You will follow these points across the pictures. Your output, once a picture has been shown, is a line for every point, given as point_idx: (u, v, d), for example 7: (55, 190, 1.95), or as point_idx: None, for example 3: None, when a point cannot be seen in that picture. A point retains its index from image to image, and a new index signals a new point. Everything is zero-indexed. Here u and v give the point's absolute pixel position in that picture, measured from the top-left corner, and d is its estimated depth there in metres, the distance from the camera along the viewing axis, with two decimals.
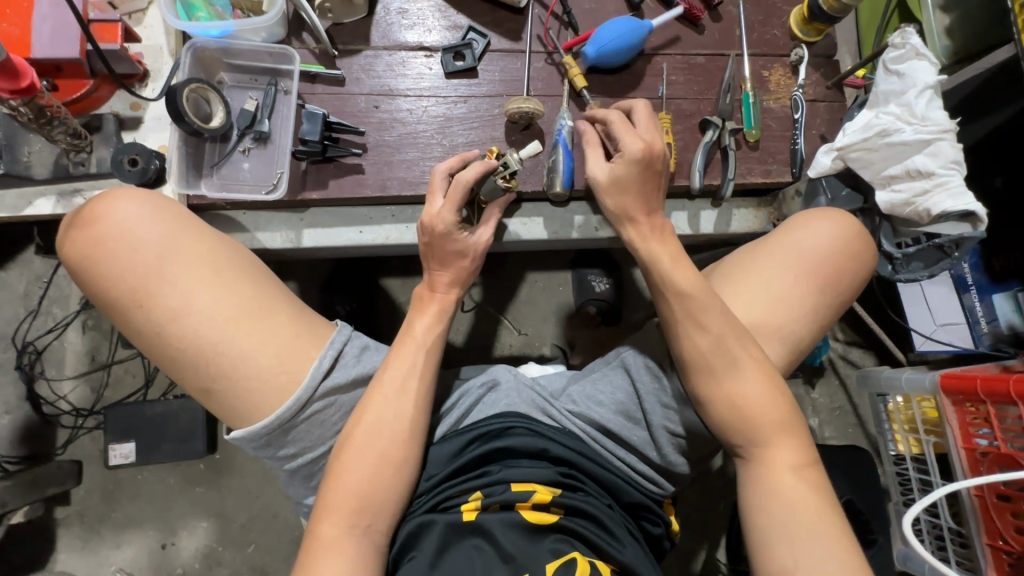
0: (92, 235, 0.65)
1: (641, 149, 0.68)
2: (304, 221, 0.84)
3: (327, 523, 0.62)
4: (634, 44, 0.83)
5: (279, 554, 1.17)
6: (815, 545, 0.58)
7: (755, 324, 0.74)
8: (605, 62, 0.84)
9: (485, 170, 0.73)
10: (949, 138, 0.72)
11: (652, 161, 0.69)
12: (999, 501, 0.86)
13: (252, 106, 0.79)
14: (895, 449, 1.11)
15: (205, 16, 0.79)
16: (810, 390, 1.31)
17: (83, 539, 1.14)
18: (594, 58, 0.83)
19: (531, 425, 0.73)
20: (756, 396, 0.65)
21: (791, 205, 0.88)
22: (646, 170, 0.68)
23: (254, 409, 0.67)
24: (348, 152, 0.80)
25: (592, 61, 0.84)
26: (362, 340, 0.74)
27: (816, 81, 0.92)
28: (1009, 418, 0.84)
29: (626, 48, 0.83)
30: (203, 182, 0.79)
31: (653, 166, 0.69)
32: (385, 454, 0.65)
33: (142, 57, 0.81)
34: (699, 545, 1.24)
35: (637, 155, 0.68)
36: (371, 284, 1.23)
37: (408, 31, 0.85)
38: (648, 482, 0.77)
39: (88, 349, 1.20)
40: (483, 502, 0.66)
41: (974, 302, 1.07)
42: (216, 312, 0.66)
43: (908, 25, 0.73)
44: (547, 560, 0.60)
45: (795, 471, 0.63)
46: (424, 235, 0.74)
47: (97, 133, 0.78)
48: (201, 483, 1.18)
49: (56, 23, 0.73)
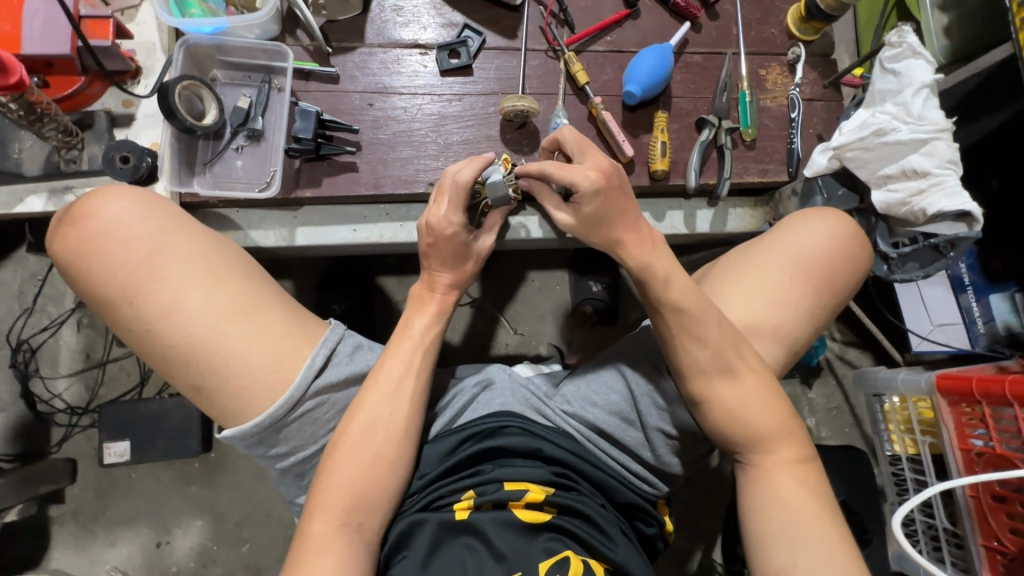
0: (83, 232, 0.65)
1: (596, 176, 0.64)
2: (297, 219, 0.83)
3: (318, 520, 0.62)
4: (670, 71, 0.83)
5: (273, 552, 1.17)
6: (813, 545, 0.58)
7: (751, 324, 0.73)
8: (650, 94, 0.83)
9: (485, 164, 0.70)
10: (945, 137, 0.72)
11: (610, 188, 0.64)
12: (994, 502, 0.86)
13: (246, 104, 0.79)
14: (891, 449, 1.11)
15: (198, 13, 0.78)
16: (807, 390, 1.31)
17: (76, 537, 1.14)
18: (640, 95, 0.82)
19: (525, 425, 0.73)
20: (748, 397, 0.65)
21: (788, 204, 0.87)
22: (615, 188, 0.64)
23: (245, 408, 0.66)
24: (342, 150, 0.79)
25: (639, 98, 0.83)
26: (355, 339, 0.74)
27: (813, 80, 0.91)
28: (1005, 419, 0.84)
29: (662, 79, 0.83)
30: (196, 180, 0.79)
31: (615, 190, 0.65)
32: (379, 452, 0.65)
33: (134, 53, 0.81)
34: (694, 545, 1.24)
35: (597, 184, 0.64)
36: (367, 282, 1.23)
37: (403, 28, 0.85)
38: (641, 482, 0.77)
39: (83, 347, 1.20)
40: (475, 501, 0.66)
41: (971, 303, 1.07)
42: (207, 310, 0.65)
43: (904, 25, 0.73)
44: (540, 559, 0.60)
45: (795, 467, 0.64)
46: (429, 236, 0.72)
47: (88, 130, 0.77)
48: (196, 481, 1.17)
49: (48, 18, 0.73)
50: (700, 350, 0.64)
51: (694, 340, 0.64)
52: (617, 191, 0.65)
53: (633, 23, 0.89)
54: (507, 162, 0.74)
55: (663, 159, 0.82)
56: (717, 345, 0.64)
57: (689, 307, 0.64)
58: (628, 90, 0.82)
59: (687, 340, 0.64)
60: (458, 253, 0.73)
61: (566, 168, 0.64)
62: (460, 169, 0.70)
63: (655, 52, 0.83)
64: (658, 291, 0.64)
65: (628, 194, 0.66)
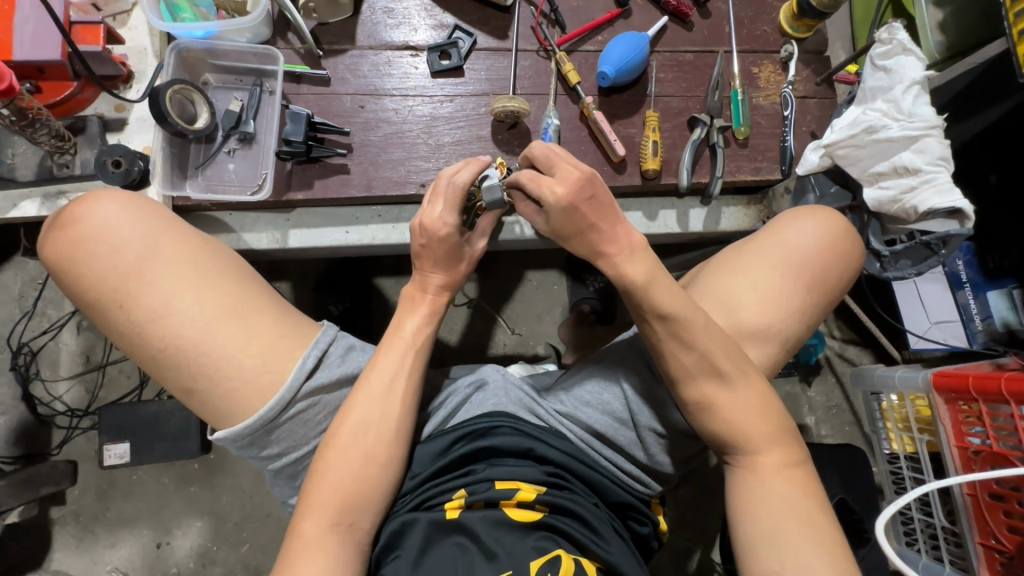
0: (73, 236, 0.65)
1: (565, 193, 0.62)
2: (290, 221, 0.84)
3: (308, 521, 0.62)
4: (643, 57, 0.83)
5: (272, 553, 1.17)
6: (802, 544, 0.58)
7: (743, 323, 0.73)
8: (623, 79, 0.83)
9: (482, 167, 0.71)
10: (936, 134, 0.71)
11: (578, 202, 0.63)
12: (992, 501, 0.85)
13: (237, 107, 0.79)
14: (889, 447, 1.11)
15: (190, 17, 0.80)
16: (806, 389, 1.30)
17: (78, 539, 1.15)
18: (613, 76, 0.82)
19: (517, 425, 0.72)
20: (737, 399, 0.65)
21: (781, 202, 0.88)
22: (588, 202, 0.63)
23: (236, 409, 0.67)
24: (333, 152, 0.80)
25: (612, 79, 0.83)
26: (348, 340, 0.74)
27: (806, 78, 0.91)
28: (1001, 417, 0.83)
29: (636, 63, 0.83)
30: (188, 183, 0.79)
31: (588, 202, 0.63)
32: (371, 453, 0.65)
33: (126, 59, 0.82)
34: (692, 544, 1.24)
35: (562, 201, 0.62)
36: (364, 283, 1.23)
37: (395, 30, 0.85)
38: (634, 481, 0.77)
39: (83, 350, 1.21)
40: (466, 500, 0.66)
41: (968, 300, 1.06)
42: (196, 312, 0.66)
43: (895, 20, 0.73)
44: (531, 558, 0.59)
45: (786, 470, 0.64)
46: (421, 236, 0.72)
47: (80, 135, 0.78)
48: (196, 483, 1.18)
49: (38, 25, 0.74)
50: (687, 353, 0.64)
51: (683, 343, 0.64)
52: (590, 203, 0.63)
53: (624, 22, 0.89)
54: (503, 163, 0.75)
55: (654, 159, 0.82)
56: (706, 348, 0.64)
57: (677, 312, 0.63)
58: (602, 72, 0.83)
59: (676, 344, 0.64)
60: (449, 254, 0.73)
61: (538, 180, 0.64)
62: (458, 172, 0.71)
63: (629, 37, 0.83)
64: (643, 298, 0.63)
65: (605, 201, 0.64)
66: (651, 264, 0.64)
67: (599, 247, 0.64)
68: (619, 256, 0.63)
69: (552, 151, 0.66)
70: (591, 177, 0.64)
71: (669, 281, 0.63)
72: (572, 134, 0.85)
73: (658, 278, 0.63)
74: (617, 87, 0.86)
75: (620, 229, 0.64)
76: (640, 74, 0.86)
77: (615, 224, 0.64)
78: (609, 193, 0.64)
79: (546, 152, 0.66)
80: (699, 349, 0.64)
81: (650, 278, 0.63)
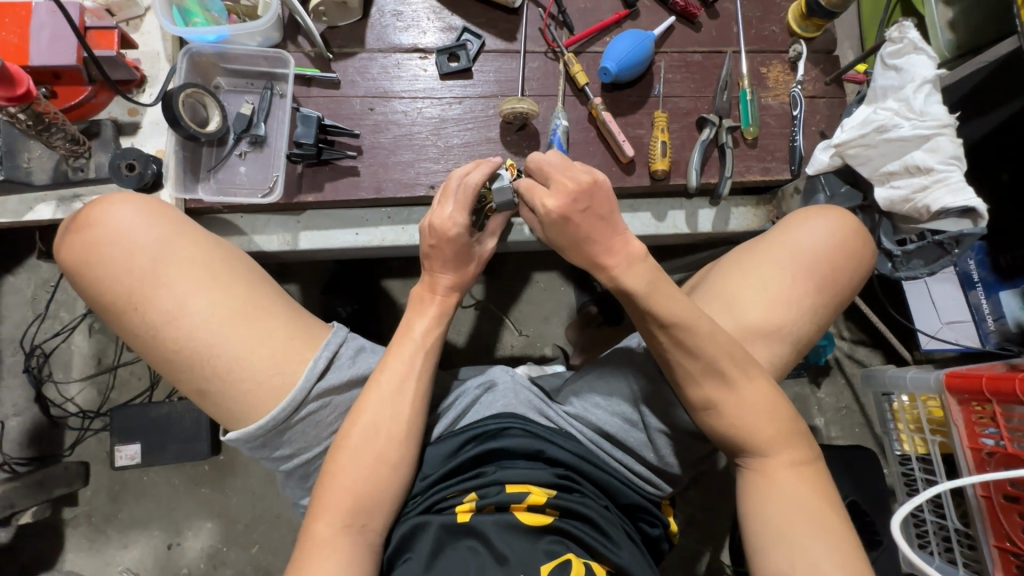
0: (89, 238, 0.66)
1: (556, 207, 0.63)
2: (300, 223, 0.84)
3: (319, 522, 0.62)
4: (648, 55, 0.83)
5: (282, 553, 1.18)
6: (813, 546, 0.58)
7: (752, 324, 0.72)
8: (625, 76, 0.84)
9: (493, 169, 0.72)
10: (949, 133, 0.71)
11: (571, 214, 0.63)
12: (1006, 502, 0.84)
13: (248, 110, 0.80)
14: (900, 449, 1.10)
15: (201, 22, 0.79)
16: (815, 390, 1.30)
17: (90, 540, 1.16)
18: (615, 73, 0.83)
19: (528, 426, 0.72)
20: (745, 402, 0.65)
21: (791, 202, 0.87)
22: (591, 206, 0.63)
23: (248, 410, 0.67)
24: (343, 154, 0.80)
25: (614, 76, 0.83)
26: (358, 342, 0.75)
27: (815, 77, 0.90)
28: (1015, 418, 0.82)
29: (639, 61, 0.83)
30: (200, 186, 0.80)
31: (591, 211, 0.63)
32: (382, 455, 0.66)
33: (139, 63, 0.82)
34: (702, 546, 1.24)
35: (552, 215, 0.63)
36: (372, 285, 1.24)
37: (404, 32, 0.85)
38: (645, 483, 0.77)
39: (94, 352, 1.22)
40: (477, 503, 0.66)
41: (980, 300, 1.05)
42: (210, 314, 0.67)
43: (905, 19, 0.73)
44: (542, 562, 0.59)
45: (797, 470, 0.64)
46: (431, 237, 0.72)
47: (95, 139, 0.79)
48: (206, 484, 1.19)
49: (53, 31, 0.75)
50: (692, 360, 0.64)
51: (686, 351, 0.64)
52: (586, 214, 0.63)
53: (631, 23, 0.89)
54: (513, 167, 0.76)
55: (663, 159, 0.82)
56: (710, 354, 0.64)
57: (680, 320, 0.63)
58: (604, 67, 0.83)
59: (680, 352, 0.64)
60: (459, 255, 0.73)
61: (534, 189, 0.65)
62: (470, 172, 0.71)
63: (634, 35, 0.83)
64: (645, 306, 0.63)
65: (604, 214, 0.64)
66: (654, 274, 0.63)
67: (597, 259, 0.64)
68: (618, 267, 0.63)
69: (546, 162, 0.66)
70: (588, 189, 0.64)
71: (673, 290, 0.63)
72: (582, 136, 0.85)
73: (661, 286, 0.63)
74: (622, 84, 0.86)
75: (618, 240, 0.64)
76: (645, 71, 0.86)
77: (615, 236, 0.64)
78: (607, 205, 0.64)
79: (542, 163, 0.66)
80: (701, 355, 0.64)
81: (654, 287, 0.63)
